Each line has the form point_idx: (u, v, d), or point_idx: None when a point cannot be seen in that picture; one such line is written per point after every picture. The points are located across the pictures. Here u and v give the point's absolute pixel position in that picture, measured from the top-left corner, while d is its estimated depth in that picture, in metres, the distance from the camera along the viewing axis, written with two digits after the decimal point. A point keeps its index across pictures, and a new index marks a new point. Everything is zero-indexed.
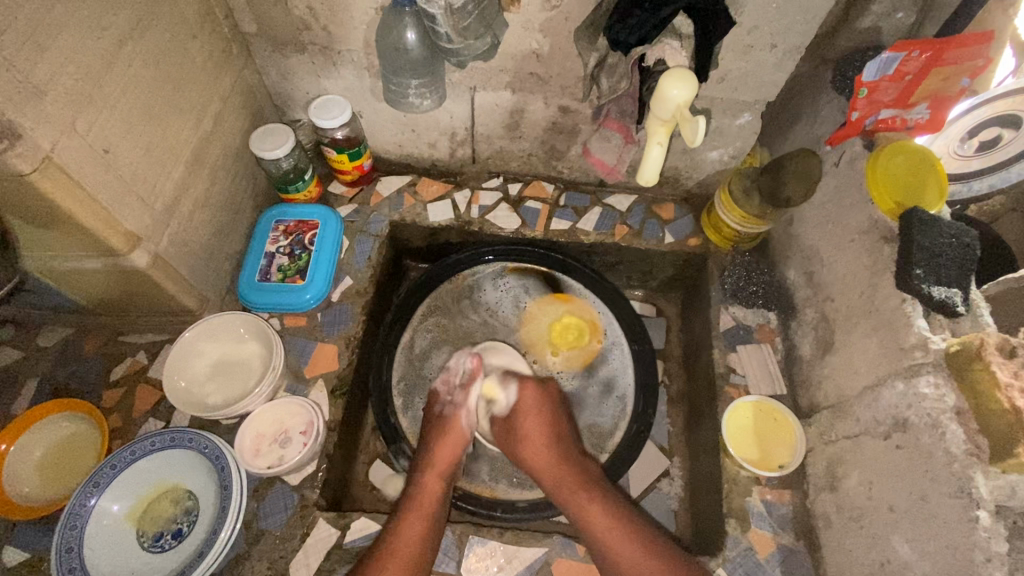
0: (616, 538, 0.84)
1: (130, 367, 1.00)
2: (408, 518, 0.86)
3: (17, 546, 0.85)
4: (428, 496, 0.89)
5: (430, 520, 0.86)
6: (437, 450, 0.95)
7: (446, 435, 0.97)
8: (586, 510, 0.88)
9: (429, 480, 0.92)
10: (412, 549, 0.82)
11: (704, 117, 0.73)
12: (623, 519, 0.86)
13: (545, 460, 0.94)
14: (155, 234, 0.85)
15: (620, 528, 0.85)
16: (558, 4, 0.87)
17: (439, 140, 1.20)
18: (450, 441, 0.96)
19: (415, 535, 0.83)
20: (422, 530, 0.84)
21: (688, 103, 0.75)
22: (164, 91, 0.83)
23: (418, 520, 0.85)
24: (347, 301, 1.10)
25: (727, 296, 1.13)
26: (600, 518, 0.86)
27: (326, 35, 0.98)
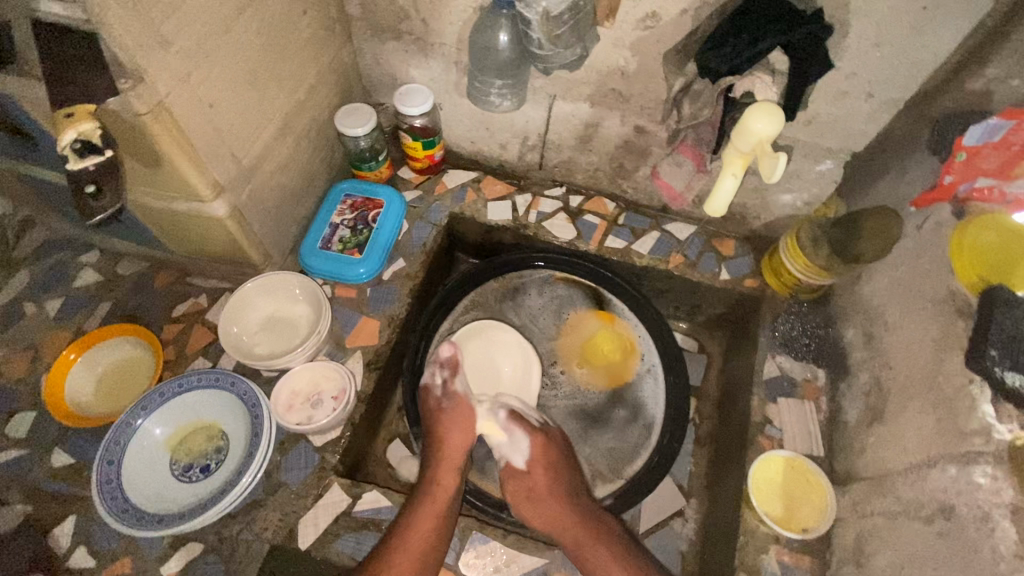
0: None
1: (191, 307, 1.07)
2: (419, 508, 0.87)
3: (69, 450, 0.94)
4: (439, 492, 0.90)
5: (441, 511, 0.88)
6: (449, 442, 0.96)
7: (452, 421, 0.98)
8: (601, 566, 0.84)
9: (442, 472, 0.93)
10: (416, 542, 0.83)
11: (786, 155, 0.71)
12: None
13: (558, 507, 0.91)
14: (238, 188, 0.90)
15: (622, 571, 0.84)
16: (653, 25, 0.87)
17: (511, 142, 1.23)
18: (460, 434, 0.97)
19: (427, 526, 0.85)
20: (434, 523, 0.86)
21: (772, 138, 0.73)
22: (270, 57, 0.89)
23: (427, 526, 0.85)
24: (397, 282, 1.13)
25: (776, 344, 1.10)
26: (597, 557, 0.85)
27: (423, 26, 1.02)
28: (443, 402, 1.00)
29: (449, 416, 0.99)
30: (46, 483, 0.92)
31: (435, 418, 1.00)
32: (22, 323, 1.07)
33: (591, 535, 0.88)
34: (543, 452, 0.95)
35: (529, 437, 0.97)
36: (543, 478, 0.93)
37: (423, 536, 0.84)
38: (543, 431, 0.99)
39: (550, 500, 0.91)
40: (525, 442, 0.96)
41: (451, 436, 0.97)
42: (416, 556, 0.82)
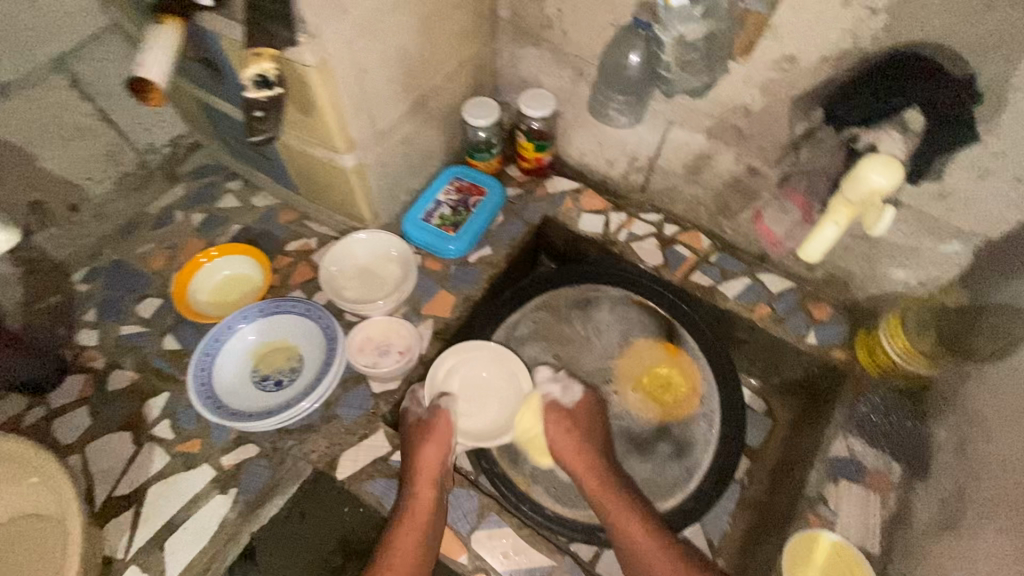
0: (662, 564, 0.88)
1: (302, 245, 1.21)
2: (400, 526, 0.87)
3: (178, 338, 1.10)
4: (417, 510, 0.88)
5: (422, 528, 0.87)
6: (422, 459, 0.92)
7: (433, 436, 0.94)
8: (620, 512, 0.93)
9: (418, 487, 0.90)
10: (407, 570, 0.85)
11: (890, 211, 0.72)
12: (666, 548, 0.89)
13: (596, 453, 0.99)
14: (368, 149, 1.00)
15: (652, 537, 0.90)
16: (788, 67, 0.87)
17: (619, 160, 1.26)
18: (435, 446, 0.93)
19: (412, 549, 0.86)
20: (416, 542, 0.86)
21: (886, 192, 0.69)
22: (424, 42, 0.99)
23: (410, 550, 0.86)
24: (480, 266, 1.20)
25: (852, 424, 1.02)
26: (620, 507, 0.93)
27: (562, 36, 1.09)
28: (426, 418, 0.98)
29: (426, 431, 0.95)
30: (155, 361, 1.08)
31: (417, 432, 0.96)
32: (171, 227, 1.25)
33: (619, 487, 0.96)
34: (591, 408, 1.05)
35: (583, 392, 1.06)
36: (582, 433, 1.01)
37: (406, 552, 0.86)
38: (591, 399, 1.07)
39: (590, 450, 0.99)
40: (578, 391, 1.06)
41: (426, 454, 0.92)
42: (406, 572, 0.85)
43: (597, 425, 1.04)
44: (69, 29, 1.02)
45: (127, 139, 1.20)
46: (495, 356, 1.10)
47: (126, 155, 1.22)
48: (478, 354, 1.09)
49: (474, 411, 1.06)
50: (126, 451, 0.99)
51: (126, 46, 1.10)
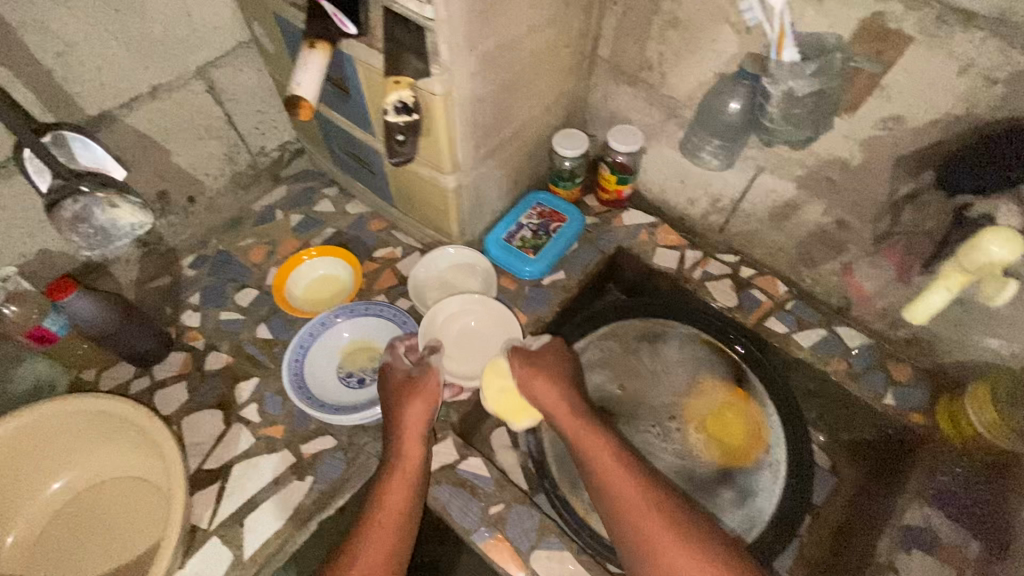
0: (659, 536, 0.85)
1: (389, 253, 1.29)
2: (389, 481, 0.90)
3: (271, 328, 1.19)
4: (404, 465, 0.91)
5: (411, 483, 0.90)
6: (409, 416, 0.94)
7: (418, 394, 0.96)
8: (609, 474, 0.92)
9: (406, 444, 0.93)
10: (394, 520, 0.87)
11: (1011, 283, 0.81)
12: (660, 521, 0.86)
13: (572, 407, 1.00)
14: (468, 172, 1.06)
15: (647, 509, 0.87)
16: (894, 128, 0.87)
17: (700, 200, 1.28)
18: (421, 404, 0.95)
19: (401, 502, 0.88)
20: (405, 494, 0.89)
21: (1007, 263, 0.75)
22: (532, 77, 1.05)
23: (400, 502, 0.88)
24: (554, 290, 1.24)
25: (929, 493, 1.01)
26: (611, 469, 0.92)
27: (660, 78, 1.12)
28: (411, 374, 1.00)
29: (411, 389, 0.97)
30: (248, 346, 1.17)
31: (402, 391, 0.98)
32: (271, 224, 1.35)
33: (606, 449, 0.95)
34: (559, 356, 1.08)
35: (551, 343, 1.10)
36: (555, 384, 1.02)
37: (395, 505, 0.88)
38: (557, 347, 1.09)
39: (565, 406, 1.00)
40: (543, 340, 1.10)
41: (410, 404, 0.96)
42: (397, 524, 0.87)
43: (570, 377, 1.05)
44: (214, 41, 1.12)
45: (244, 141, 1.31)
46: (476, 303, 1.15)
47: (241, 156, 1.33)
48: (464, 305, 1.14)
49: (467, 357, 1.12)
50: (217, 428, 1.07)
51: (258, 59, 1.21)
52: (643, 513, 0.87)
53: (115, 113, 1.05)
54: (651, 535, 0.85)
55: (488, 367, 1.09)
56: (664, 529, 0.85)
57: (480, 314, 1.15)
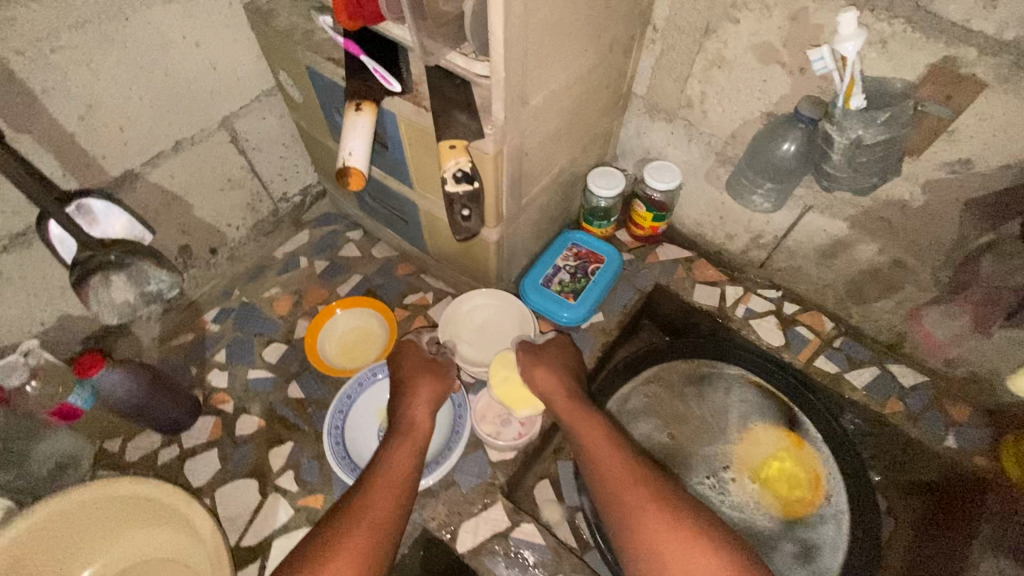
0: (656, 511, 0.78)
1: (420, 300, 1.25)
2: (392, 450, 0.87)
3: (302, 386, 1.13)
4: (410, 435, 0.90)
5: (415, 452, 0.87)
6: (420, 390, 0.96)
7: (434, 373, 0.99)
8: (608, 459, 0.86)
9: (417, 416, 0.92)
10: (391, 484, 0.82)
11: None
12: (660, 495, 0.80)
13: (573, 394, 0.96)
14: (509, 222, 1.02)
15: (646, 485, 0.81)
16: (963, 171, 0.84)
17: (741, 235, 1.24)
18: (433, 380, 0.98)
19: (400, 469, 0.84)
20: (409, 462, 0.86)
21: None
22: (573, 121, 1.01)
23: (399, 470, 0.84)
24: (595, 334, 1.19)
25: (996, 546, 1.00)
26: (607, 455, 0.86)
27: (702, 116, 1.09)
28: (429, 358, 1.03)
29: (426, 369, 1.00)
30: (280, 407, 1.11)
31: (415, 370, 1.00)
32: (295, 272, 1.30)
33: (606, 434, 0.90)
34: (563, 349, 1.05)
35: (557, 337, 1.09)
36: (556, 371, 1.00)
37: (393, 471, 0.84)
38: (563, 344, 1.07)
39: (566, 391, 0.97)
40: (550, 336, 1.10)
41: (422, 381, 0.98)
42: (393, 489, 0.81)
43: (571, 368, 1.02)
44: (239, 92, 1.08)
45: (267, 188, 1.27)
46: (501, 305, 1.15)
47: (264, 203, 1.28)
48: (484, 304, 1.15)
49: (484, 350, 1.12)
50: (253, 498, 1.02)
51: (282, 106, 1.17)
52: (641, 491, 0.80)
53: (137, 171, 1.00)
54: (647, 513, 0.78)
55: (497, 356, 1.07)
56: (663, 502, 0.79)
57: (500, 311, 1.15)
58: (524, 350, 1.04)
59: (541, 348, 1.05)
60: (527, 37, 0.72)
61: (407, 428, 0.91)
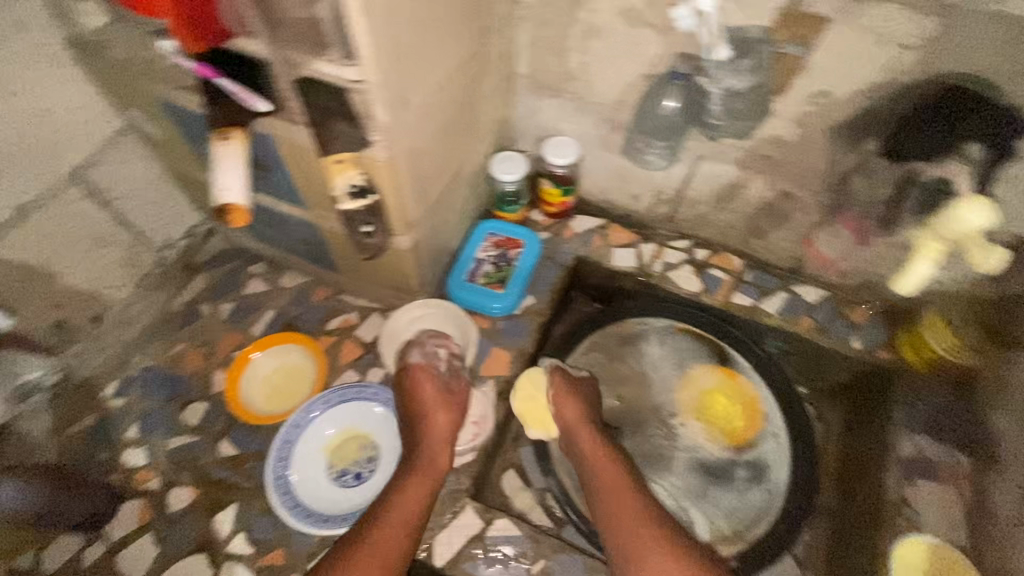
0: (658, 561, 0.84)
1: (344, 322, 1.18)
2: (410, 485, 0.88)
3: (235, 442, 1.05)
4: (428, 469, 0.91)
5: (427, 487, 0.89)
6: (435, 419, 0.95)
7: (453, 404, 0.99)
8: (622, 507, 0.91)
9: (437, 452, 0.93)
10: (403, 521, 0.84)
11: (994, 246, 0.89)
12: (665, 540, 0.86)
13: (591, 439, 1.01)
14: (420, 226, 0.99)
15: (652, 533, 0.87)
16: (823, 101, 0.91)
17: (645, 194, 1.28)
18: (444, 413, 0.96)
19: (410, 507, 0.86)
20: (423, 498, 0.88)
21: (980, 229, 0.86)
22: (461, 111, 0.98)
23: (412, 508, 0.86)
24: (528, 318, 1.20)
25: (914, 423, 1.08)
26: (626, 502, 0.92)
27: (586, 86, 1.10)
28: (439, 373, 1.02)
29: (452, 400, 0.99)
30: (215, 470, 1.03)
31: (438, 397, 0.98)
32: (200, 321, 1.19)
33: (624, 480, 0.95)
34: (592, 393, 1.10)
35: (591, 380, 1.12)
36: (577, 413, 1.04)
37: (406, 509, 0.86)
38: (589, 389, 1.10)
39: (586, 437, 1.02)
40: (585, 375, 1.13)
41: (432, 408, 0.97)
42: (400, 529, 0.83)
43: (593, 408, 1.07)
44: (82, 139, 0.95)
45: (144, 238, 1.14)
46: (436, 312, 1.09)
47: (145, 255, 1.15)
48: (419, 315, 1.09)
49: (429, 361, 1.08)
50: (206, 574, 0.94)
51: (140, 145, 1.05)
52: (651, 541, 0.86)
53: None
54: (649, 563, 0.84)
55: (528, 372, 1.10)
56: (667, 549, 0.85)
57: (437, 318, 1.10)
58: (557, 381, 1.07)
59: (575, 386, 1.08)
60: (391, 33, 0.69)
61: (426, 462, 0.92)
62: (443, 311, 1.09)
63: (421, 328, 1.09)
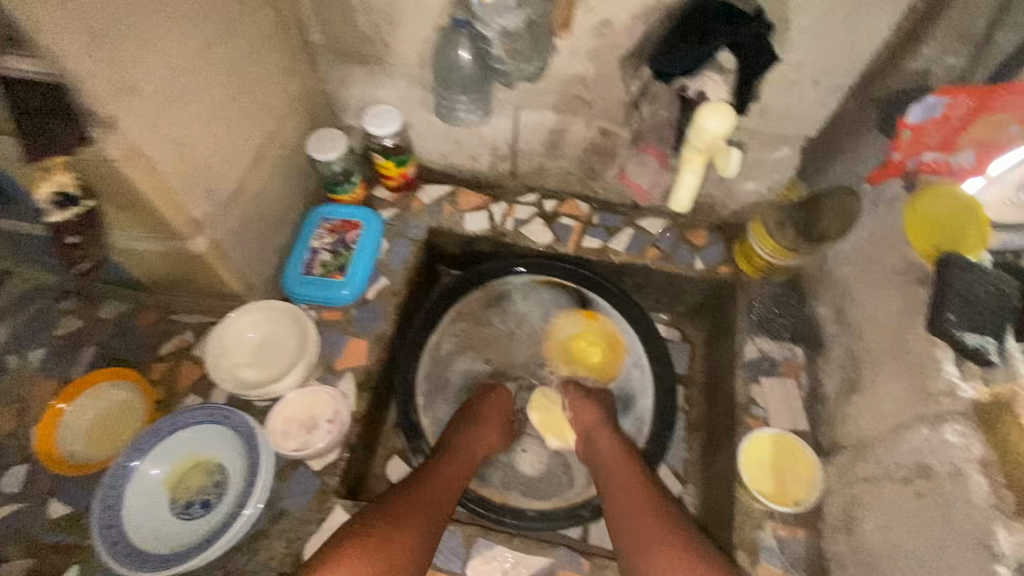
0: (655, 544, 0.84)
1: (177, 344, 1.08)
2: (408, 497, 0.89)
3: (65, 500, 0.94)
4: (430, 485, 0.92)
5: (436, 506, 0.89)
6: (468, 440, 1.02)
7: (488, 427, 1.05)
8: (621, 498, 0.92)
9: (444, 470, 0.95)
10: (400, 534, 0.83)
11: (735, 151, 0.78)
12: (664, 522, 0.86)
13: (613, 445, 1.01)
14: (220, 223, 0.90)
15: (655, 518, 0.87)
16: (607, 32, 0.91)
17: (482, 153, 1.25)
18: (481, 433, 1.04)
19: (406, 517, 0.85)
20: (425, 516, 0.87)
21: (722, 135, 0.79)
22: (239, 92, 0.89)
23: (411, 520, 0.85)
24: (382, 300, 1.15)
25: (754, 326, 1.13)
26: (625, 495, 0.92)
27: (386, 48, 1.04)
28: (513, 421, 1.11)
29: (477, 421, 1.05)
30: (45, 535, 0.91)
31: (469, 416, 1.06)
32: (6, 377, 1.05)
33: (628, 473, 0.95)
34: (605, 394, 1.12)
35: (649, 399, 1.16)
36: (598, 414, 1.06)
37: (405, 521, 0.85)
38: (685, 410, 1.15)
39: (609, 439, 1.02)
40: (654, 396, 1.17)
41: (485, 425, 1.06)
42: (397, 545, 0.82)
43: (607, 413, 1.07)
44: None
45: None
46: (266, 314, 1.02)
47: None
48: (246, 321, 1.01)
49: (268, 368, 1.00)
50: None
51: None
52: (648, 526, 0.86)
53: None
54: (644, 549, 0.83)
55: (537, 394, 1.16)
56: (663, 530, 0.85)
57: (269, 321, 1.02)
58: (572, 391, 1.11)
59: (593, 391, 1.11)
60: (74, 8, 0.59)
61: (446, 468, 0.97)
62: (273, 311, 1.02)
63: (252, 335, 1.01)
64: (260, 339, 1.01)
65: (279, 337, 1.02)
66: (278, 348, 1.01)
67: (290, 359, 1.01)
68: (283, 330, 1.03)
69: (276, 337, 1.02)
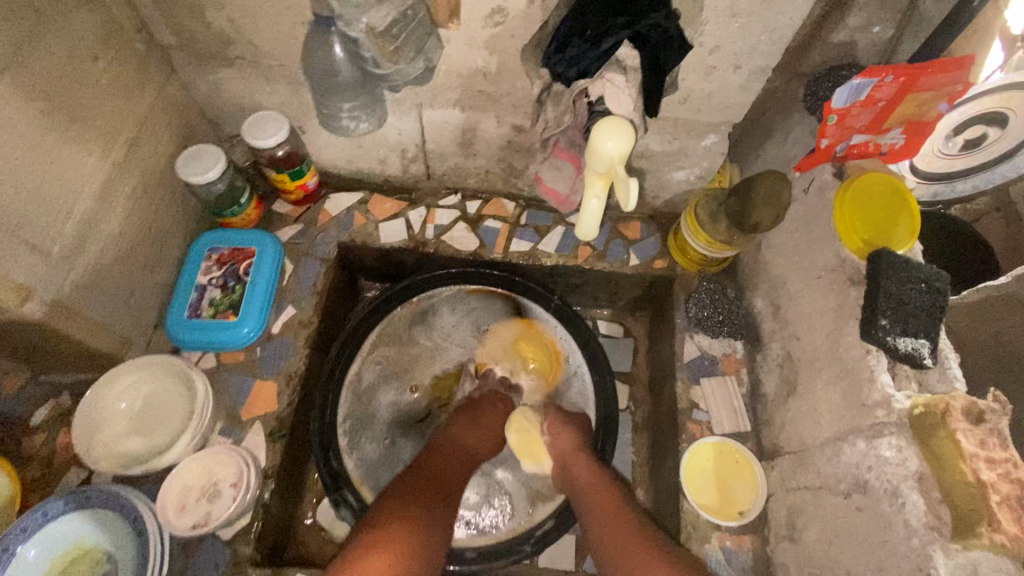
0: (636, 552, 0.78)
1: (53, 410, 0.93)
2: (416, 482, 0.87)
3: None
4: (433, 472, 0.90)
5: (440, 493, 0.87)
6: (470, 435, 0.99)
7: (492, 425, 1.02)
8: (603, 509, 0.86)
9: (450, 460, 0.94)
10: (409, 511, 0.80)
11: (633, 180, 0.67)
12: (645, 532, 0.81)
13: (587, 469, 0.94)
14: (55, 283, 0.76)
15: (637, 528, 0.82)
16: (502, 20, 0.79)
17: (390, 156, 1.12)
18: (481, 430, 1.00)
19: (416, 500, 0.83)
20: (431, 500, 0.84)
21: (622, 158, 0.69)
22: (59, 120, 0.74)
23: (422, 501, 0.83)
24: (290, 334, 1.03)
25: (692, 325, 1.08)
26: (604, 509, 0.86)
27: (253, 48, 0.89)
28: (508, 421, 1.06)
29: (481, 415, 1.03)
30: None
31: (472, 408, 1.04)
32: None
33: (606, 494, 0.89)
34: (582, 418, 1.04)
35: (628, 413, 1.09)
36: (574, 437, 0.99)
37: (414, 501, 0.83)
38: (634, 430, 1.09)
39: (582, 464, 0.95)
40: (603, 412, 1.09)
41: (494, 422, 1.02)
42: (409, 522, 0.78)
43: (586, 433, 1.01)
44: None
45: None
46: (150, 373, 0.90)
47: None
48: (128, 382, 0.89)
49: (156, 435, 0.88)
50: None
51: None
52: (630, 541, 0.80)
53: None
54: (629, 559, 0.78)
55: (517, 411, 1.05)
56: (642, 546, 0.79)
57: (153, 379, 0.90)
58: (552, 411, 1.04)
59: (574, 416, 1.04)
60: None
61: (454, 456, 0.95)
62: (158, 367, 0.90)
63: (135, 398, 0.89)
64: (144, 401, 0.89)
65: (167, 397, 0.91)
66: (167, 410, 0.90)
67: (179, 423, 0.89)
68: (171, 388, 0.91)
69: (164, 397, 0.90)
